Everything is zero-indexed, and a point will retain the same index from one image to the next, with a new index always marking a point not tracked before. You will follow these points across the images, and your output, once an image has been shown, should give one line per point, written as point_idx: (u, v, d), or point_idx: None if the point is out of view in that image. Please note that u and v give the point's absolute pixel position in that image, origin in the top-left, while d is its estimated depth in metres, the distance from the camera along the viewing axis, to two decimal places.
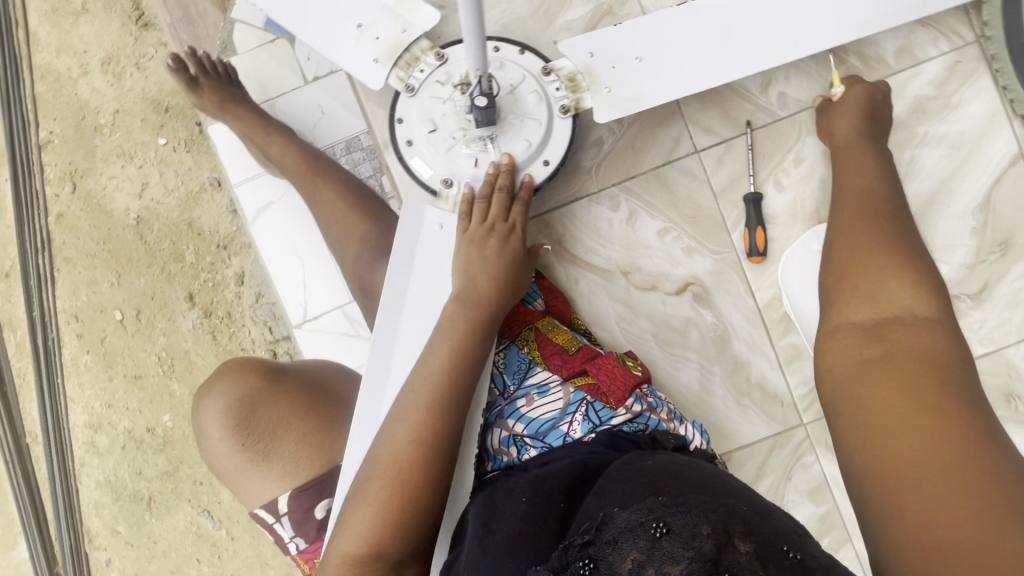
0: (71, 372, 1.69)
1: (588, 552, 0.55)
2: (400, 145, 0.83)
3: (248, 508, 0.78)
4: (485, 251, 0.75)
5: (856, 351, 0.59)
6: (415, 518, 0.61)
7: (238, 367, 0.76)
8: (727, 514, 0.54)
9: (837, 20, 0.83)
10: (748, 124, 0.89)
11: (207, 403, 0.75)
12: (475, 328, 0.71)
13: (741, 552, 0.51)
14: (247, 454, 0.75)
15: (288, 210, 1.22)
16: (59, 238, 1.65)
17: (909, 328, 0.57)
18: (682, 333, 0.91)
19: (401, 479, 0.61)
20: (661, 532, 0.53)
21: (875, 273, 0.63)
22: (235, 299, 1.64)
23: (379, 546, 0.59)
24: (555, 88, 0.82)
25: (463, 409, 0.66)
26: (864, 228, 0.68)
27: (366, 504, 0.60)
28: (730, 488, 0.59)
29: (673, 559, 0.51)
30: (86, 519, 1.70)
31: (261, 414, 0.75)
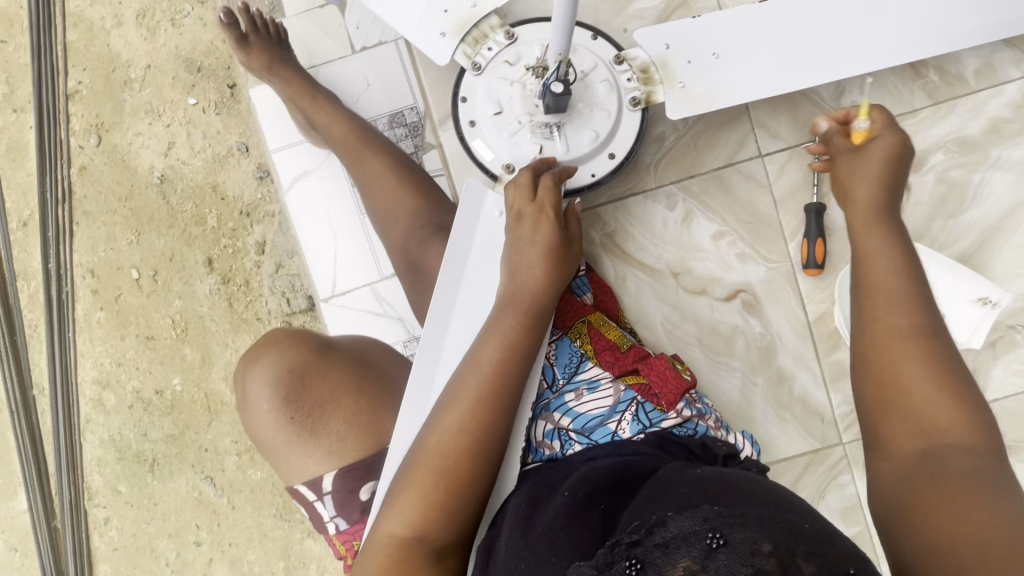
0: (82, 328, 1.61)
1: (635, 553, 0.51)
2: (462, 125, 0.81)
3: (287, 484, 0.82)
4: (541, 232, 0.70)
5: (883, 418, 0.57)
6: (462, 507, 0.58)
7: (290, 343, 0.81)
8: (788, 531, 0.50)
9: (927, 30, 0.80)
10: (816, 131, 0.88)
11: (258, 375, 0.79)
12: (533, 316, 0.66)
13: (807, 571, 0.46)
14: (292, 428, 0.79)
15: (325, 181, 1.19)
16: (80, 191, 1.59)
17: (937, 390, 0.56)
18: (728, 341, 0.90)
19: (450, 465, 0.58)
20: (717, 543, 0.49)
21: (885, 310, 0.61)
22: (253, 268, 1.57)
23: (424, 531, 0.56)
24: (626, 79, 0.80)
25: (517, 399, 0.63)
26: (879, 274, 0.63)
27: (412, 487, 0.58)
28: (790, 504, 0.56)
29: (730, 572, 0.47)
30: (87, 475, 1.64)
31: (312, 389, 0.79)
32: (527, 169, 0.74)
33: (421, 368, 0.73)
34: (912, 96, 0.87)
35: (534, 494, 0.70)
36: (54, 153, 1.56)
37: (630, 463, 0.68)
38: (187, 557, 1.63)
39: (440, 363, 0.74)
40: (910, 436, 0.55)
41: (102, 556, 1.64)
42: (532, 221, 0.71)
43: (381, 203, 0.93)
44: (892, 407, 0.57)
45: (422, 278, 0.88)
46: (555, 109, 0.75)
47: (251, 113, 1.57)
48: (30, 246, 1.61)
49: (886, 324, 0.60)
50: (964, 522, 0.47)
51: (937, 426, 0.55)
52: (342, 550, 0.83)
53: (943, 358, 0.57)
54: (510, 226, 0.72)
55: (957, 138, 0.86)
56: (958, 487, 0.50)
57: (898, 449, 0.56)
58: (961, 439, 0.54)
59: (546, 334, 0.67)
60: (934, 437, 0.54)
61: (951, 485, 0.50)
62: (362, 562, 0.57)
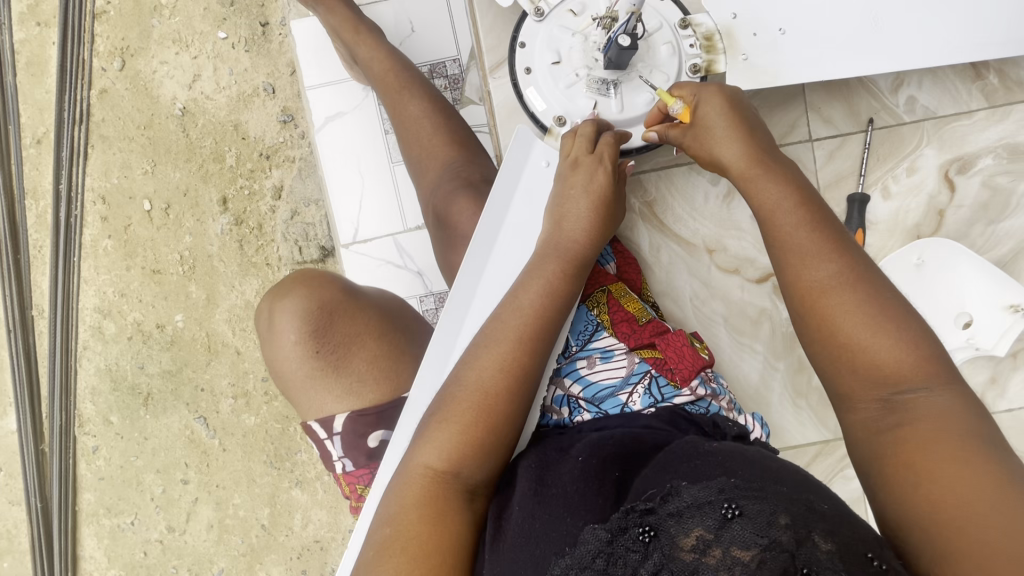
0: (88, 254, 1.55)
1: (648, 520, 0.49)
2: (518, 72, 0.81)
3: (301, 418, 0.82)
4: (593, 183, 0.71)
5: (840, 379, 0.56)
6: (496, 444, 0.61)
7: (323, 281, 0.80)
8: (806, 508, 0.46)
9: (998, 28, 0.79)
10: (869, 122, 0.88)
11: (288, 307, 0.78)
12: (574, 264, 0.69)
13: (823, 549, 0.43)
14: (316, 363, 0.78)
15: (358, 124, 1.17)
16: (98, 113, 1.52)
17: (874, 333, 0.55)
18: (754, 324, 0.90)
19: (487, 402, 0.61)
20: (732, 513, 0.46)
21: (805, 265, 0.59)
22: (269, 213, 1.53)
23: (461, 463, 0.59)
24: (689, 45, 0.79)
25: (552, 342, 0.66)
26: (792, 228, 0.60)
27: (450, 422, 0.61)
28: (809, 481, 0.50)
29: (743, 545, 0.44)
30: (80, 402, 1.57)
31: (339, 327, 0.78)
32: (591, 120, 0.75)
33: (457, 301, 0.78)
34: (969, 97, 0.86)
35: (541, 459, 0.64)
36: (76, 73, 1.51)
37: (640, 436, 0.64)
38: (173, 494, 1.57)
39: (474, 298, 0.78)
40: (865, 390, 0.55)
41: (86, 485, 1.58)
42: (588, 172, 0.72)
43: (419, 145, 0.91)
44: (840, 362, 0.56)
45: (450, 228, 0.85)
46: (616, 64, 0.75)
47: (281, 53, 1.52)
48: (44, 163, 1.52)
49: (810, 280, 0.58)
50: (951, 487, 0.46)
51: (890, 373, 0.54)
52: (346, 490, 0.86)
53: (872, 292, 0.56)
54: (565, 174, 0.73)
55: (1008, 144, 0.86)
56: (931, 438, 0.50)
57: (862, 409, 0.55)
58: (917, 377, 0.53)
59: (583, 282, 0.70)
60: (893, 384, 0.54)
61: (928, 438, 0.50)
62: (397, 489, 0.59)
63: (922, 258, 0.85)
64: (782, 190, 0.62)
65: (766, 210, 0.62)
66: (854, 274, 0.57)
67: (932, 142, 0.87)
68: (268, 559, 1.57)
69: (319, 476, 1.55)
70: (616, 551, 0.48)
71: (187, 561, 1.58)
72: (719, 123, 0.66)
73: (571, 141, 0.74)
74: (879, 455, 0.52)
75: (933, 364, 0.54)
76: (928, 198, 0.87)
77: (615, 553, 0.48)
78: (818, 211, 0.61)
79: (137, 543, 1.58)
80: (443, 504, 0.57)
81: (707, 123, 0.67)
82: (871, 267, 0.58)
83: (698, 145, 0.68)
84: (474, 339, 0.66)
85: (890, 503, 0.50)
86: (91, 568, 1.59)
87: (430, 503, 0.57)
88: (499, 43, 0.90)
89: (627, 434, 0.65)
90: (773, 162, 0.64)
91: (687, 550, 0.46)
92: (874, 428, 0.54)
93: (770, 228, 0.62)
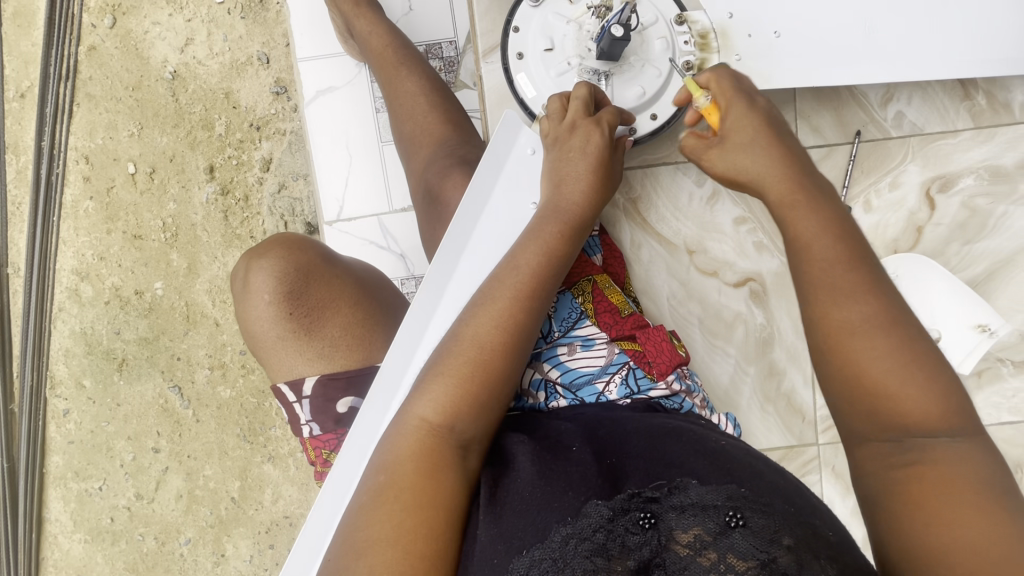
0: (68, 215, 1.52)
1: (650, 508, 0.51)
2: (510, 57, 0.80)
3: (271, 380, 0.82)
4: (589, 145, 0.70)
5: (852, 419, 0.56)
6: (489, 400, 0.61)
7: (301, 243, 0.81)
8: (812, 533, 0.50)
9: (990, 48, 0.79)
10: (857, 133, 0.88)
11: (263, 266, 0.78)
12: (570, 227, 0.69)
13: (825, 574, 0.47)
14: (289, 324, 0.78)
15: (349, 100, 1.16)
16: (86, 71, 1.49)
17: (905, 386, 0.53)
18: (728, 326, 0.91)
19: (482, 356, 0.62)
20: (735, 522, 0.49)
21: (832, 295, 0.56)
22: (255, 185, 1.51)
23: (456, 418, 0.59)
24: (684, 41, 0.79)
25: (547, 303, 0.67)
26: (829, 261, 0.57)
27: (447, 375, 0.61)
28: (813, 505, 0.54)
29: (741, 554, 0.48)
30: (53, 364, 1.55)
31: (316, 291, 0.78)
32: (586, 84, 0.73)
33: (440, 270, 0.78)
34: (956, 115, 0.87)
35: (535, 439, 0.64)
36: (64, 28, 1.47)
37: (623, 421, 0.66)
38: (143, 462, 1.56)
39: (457, 265, 0.78)
40: (881, 433, 0.54)
41: (55, 447, 1.56)
42: (584, 133, 0.71)
43: (408, 125, 0.90)
44: (861, 405, 0.55)
45: (435, 209, 0.85)
46: (608, 55, 0.75)
47: (277, 23, 1.49)
48: (27, 119, 1.49)
49: (840, 319, 0.56)
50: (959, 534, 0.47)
51: (912, 423, 0.53)
52: (311, 455, 0.84)
53: (906, 340, 0.54)
54: (561, 138, 0.72)
55: (990, 165, 0.86)
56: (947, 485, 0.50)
57: (875, 444, 0.55)
58: (939, 427, 0.52)
59: (579, 246, 0.71)
60: (911, 427, 0.53)
61: (939, 482, 0.50)
62: (393, 440, 0.59)
63: (896, 272, 0.86)
64: (821, 221, 0.58)
65: (800, 243, 0.59)
66: (889, 318, 0.55)
67: (917, 158, 0.88)
68: (236, 532, 1.56)
69: (292, 452, 1.55)
70: (616, 529, 0.51)
71: (154, 530, 1.57)
72: (751, 141, 0.63)
73: (563, 105, 0.74)
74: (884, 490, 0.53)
75: (957, 415, 0.53)
76: (908, 214, 0.88)
77: (615, 531, 0.51)
78: (857, 246, 0.58)
79: (104, 509, 1.57)
80: (439, 456, 0.57)
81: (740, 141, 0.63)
82: (904, 310, 0.56)
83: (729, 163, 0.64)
84: (472, 298, 0.66)
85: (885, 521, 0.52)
86: (56, 531, 1.57)
87: (427, 455, 0.57)
88: (494, 27, 0.90)
89: (615, 423, 0.66)
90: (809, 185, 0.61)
91: (683, 545, 0.49)
92: (883, 461, 0.54)
93: (803, 261, 0.59)
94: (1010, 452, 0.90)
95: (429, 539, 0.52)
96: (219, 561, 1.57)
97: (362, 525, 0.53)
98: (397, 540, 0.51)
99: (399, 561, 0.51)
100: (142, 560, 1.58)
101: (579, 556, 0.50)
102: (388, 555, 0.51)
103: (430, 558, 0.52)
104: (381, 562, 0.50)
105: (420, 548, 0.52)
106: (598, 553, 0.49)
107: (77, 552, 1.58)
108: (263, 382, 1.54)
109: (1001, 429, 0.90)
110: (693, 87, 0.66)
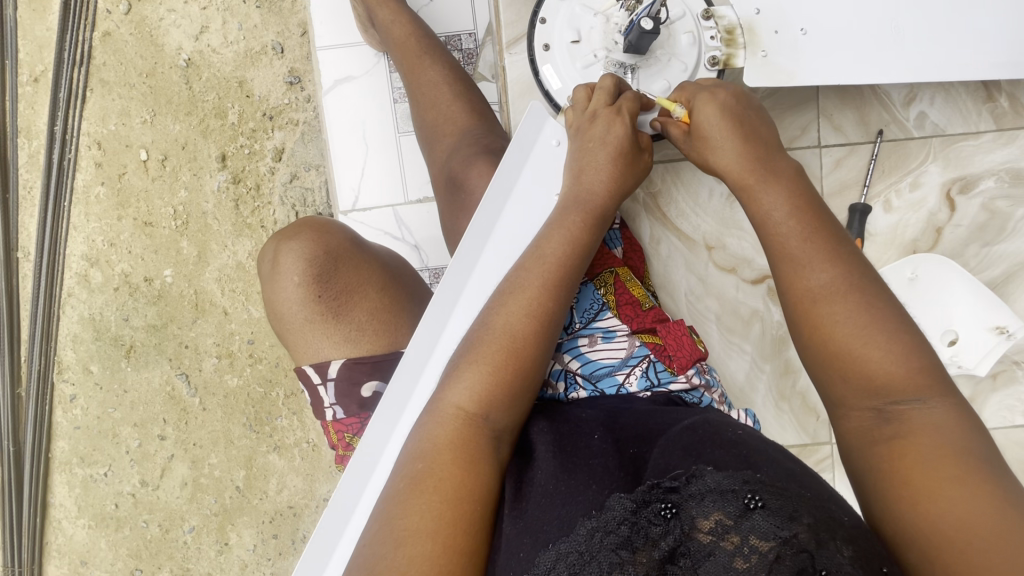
0: (79, 200, 1.52)
1: (670, 498, 0.51)
2: (536, 48, 0.81)
3: (295, 363, 0.82)
4: (609, 135, 0.70)
5: (835, 388, 0.57)
6: (522, 389, 0.62)
7: (329, 227, 0.81)
8: (830, 516, 0.49)
9: (1015, 50, 0.79)
10: (879, 133, 0.88)
11: (292, 249, 0.78)
12: (595, 217, 0.69)
13: (843, 555, 0.45)
14: (315, 307, 0.78)
15: (368, 89, 1.16)
16: (99, 56, 1.48)
17: (867, 344, 0.55)
18: (745, 323, 0.91)
19: (513, 346, 0.62)
20: (754, 504, 0.48)
21: (798, 264, 0.59)
22: (267, 174, 1.51)
23: (490, 407, 0.60)
24: (710, 36, 0.79)
25: (573, 293, 0.67)
26: (790, 234, 0.61)
27: (479, 363, 0.61)
28: (830, 493, 0.52)
29: (763, 536, 0.46)
30: (60, 349, 1.55)
31: (343, 275, 0.78)
32: (611, 75, 0.73)
33: (462, 260, 0.78)
34: (978, 117, 0.87)
35: (555, 426, 0.66)
36: (79, 13, 1.47)
37: (648, 414, 0.66)
38: (148, 449, 1.56)
39: (481, 255, 0.79)
40: (864, 400, 0.55)
41: (61, 432, 1.56)
42: (605, 124, 0.71)
43: (431, 114, 0.90)
44: (838, 369, 0.57)
45: (459, 198, 0.85)
46: (635, 48, 0.75)
47: (293, 13, 1.49)
48: (39, 103, 1.48)
49: (805, 288, 0.59)
50: (953, 505, 0.47)
51: (882, 383, 0.54)
52: (333, 438, 0.84)
53: (867, 303, 0.57)
54: (582, 128, 0.72)
55: (1011, 168, 0.86)
56: (926, 449, 0.51)
57: (856, 416, 0.56)
58: (909, 388, 0.54)
59: (602, 235, 0.71)
60: (888, 395, 0.54)
61: (923, 448, 0.51)
62: (427, 429, 0.59)
63: (916, 272, 0.86)
64: (778, 198, 0.62)
65: (764, 219, 0.63)
66: (848, 283, 0.58)
67: (938, 158, 0.88)
68: (240, 521, 1.57)
69: (298, 442, 1.55)
70: (640, 521, 0.50)
71: (158, 517, 1.57)
72: (715, 132, 0.66)
73: (588, 95, 0.74)
74: (873, 466, 0.53)
75: (928, 375, 0.54)
76: (928, 214, 0.88)
77: (638, 523, 0.49)
78: (818, 217, 0.61)
79: (108, 494, 1.57)
80: (474, 445, 0.58)
81: (705, 131, 0.67)
82: (868, 275, 0.58)
83: (700, 156, 0.68)
84: (498, 287, 0.67)
85: (879, 497, 0.51)
86: (60, 516, 1.58)
87: (463, 444, 0.57)
88: (519, 18, 0.90)
89: (642, 416, 0.66)
90: (772, 167, 0.64)
91: (705, 532, 0.48)
92: (867, 436, 0.55)
93: (766, 235, 0.62)
94: (1022, 455, 0.90)
95: (468, 529, 0.52)
96: (222, 550, 1.57)
97: (398, 514, 0.53)
98: (437, 532, 0.51)
99: (438, 553, 0.50)
100: (145, 546, 1.58)
101: (605, 549, 0.48)
102: (428, 547, 0.50)
103: (468, 547, 0.52)
104: (421, 553, 0.50)
105: (458, 540, 0.51)
106: (624, 545, 0.48)
107: (80, 537, 1.58)
108: (271, 372, 1.54)
109: (1013, 431, 0.90)
110: (665, 105, 0.70)
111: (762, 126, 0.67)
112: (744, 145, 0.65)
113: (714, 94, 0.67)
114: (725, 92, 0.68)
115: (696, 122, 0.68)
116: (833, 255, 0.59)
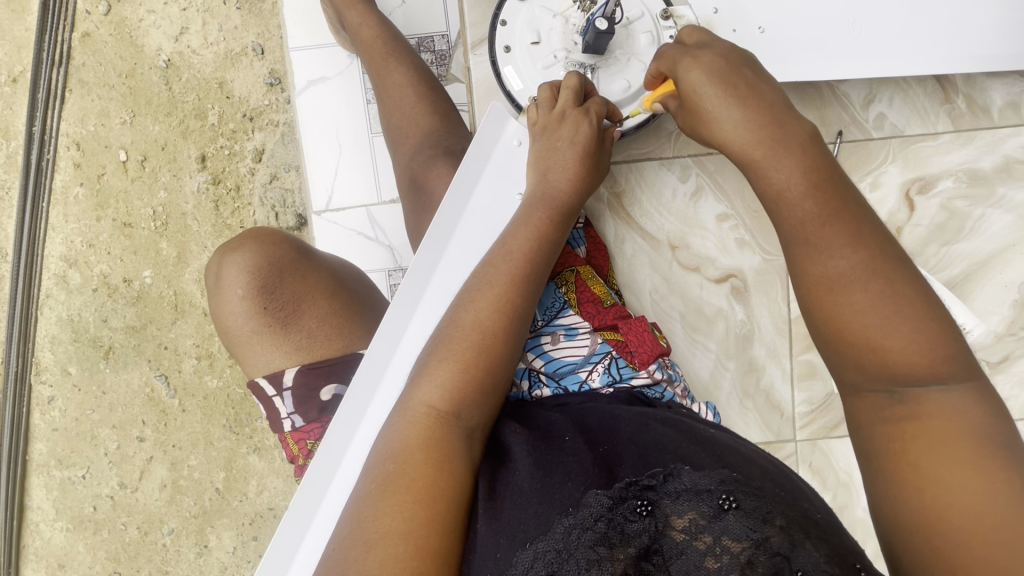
0: (58, 201, 1.51)
1: (647, 495, 0.53)
2: (497, 49, 0.82)
3: (247, 376, 0.82)
4: (562, 139, 0.72)
5: (846, 372, 0.57)
6: (491, 385, 0.63)
7: (274, 237, 0.81)
8: (803, 514, 0.52)
9: (968, 51, 0.81)
10: (839, 133, 0.88)
11: (236, 261, 0.78)
12: (559, 214, 0.70)
13: (818, 553, 0.49)
14: (264, 320, 0.78)
15: (342, 90, 1.16)
16: (79, 57, 1.48)
17: (890, 333, 0.54)
18: (709, 321, 0.91)
19: (482, 342, 0.63)
20: (729, 505, 0.51)
21: (815, 243, 0.57)
22: (247, 175, 1.51)
23: (460, 404, 0.60)
24: (669, 36, 0.80)
25: (540, 289, 0.68)
26: (807, 216, 0.57)
27: (449, 360, 0.62)
28: (804, 492, 0.56)
29: (735, 536, 0.49)
30: (38, 350, 1.54)
31: (289, 284, 0.79)
32: (576, 73, 0.74)
33: (426, 258, 0.78)
34: (936, 118, 0.88)
35: (529, 430, 0.65)
36: (59, 15, 1.47)
37: (611, 410, 0.67)
38: (127, 451, 1.55)
39: (444, 253, 0.79)
40: (874, 385, 0.55)
41: (39, 434, 1.55)
42: (571, 125, 0.72)
43: (396, 115, 0.91)
44: (849, 356, 0.56)
45: (422, 197, 0.85)
46: (593, 48, 0.76)
47: (272, 14, 1.50)
48: (18, 104, 1.49)
49: (819, 273, 0.57)
50: (958, 496, 0.48)
51: (901, 371, 0.54)
52: (293, 449, 0.84)
53: (887, 288, 0.55)
54: (549, 129, 0.73)
55: (969, 169, 0.88)
56: (941, 434, 0.51)
57: (868, 398, 0.56)
58: (930, 374, 0.53)
59: (566, 234, 0.72)
60: (903, 381, 0.54)
61: (937, 436, 0.51)
62: (399, 426, 0.59)
63: None
64: (788, 171, 0.58)
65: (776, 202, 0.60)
66: (870, 269, 0.55)
67: (898, 159, 0.89)
68: (219, 523, 1.56)
69: (278, 443, 1.55)
70: (615, 518, 0.52)
71: (137, 519, 1.56)
72: (710, 99, 0.61)
73: (552, 95, 0.74)
74: (880, 446, 0.54)
75: (949, 361, 0.53)
76: (888, 214, 0.88)
77: (615, 519, 0.52)
78: (830, 189, 0.57)
79: (86, 497, 1.56)
80: (444, 442, 0.58)
81: (698, 101, 0.62)
82: (888, 253, 0.56)
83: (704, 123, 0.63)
84: (466, 283, 0.67)
85: (887, 499, 0.51)
86: (38, 519, 1.57)
87: (434, 443, 0.57)
88: (484, 20, 0.90)
89: (604, 411, 0.67)
90: (783, 128, 0.59)
91: (679, 530, 0.51)
92: (877, 413, 0.55)
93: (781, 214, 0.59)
94: None
95: (442, 529, 0.53)
96: (201, 552, 1.56)
97: (370, 516, 0.53)
98: (409, 533, 0.52)
99: (410, 555, 0.51)
100: (123, 549, 1.57)
101: (583, 546, 0.51)
102: (400, 548, 0.51)
103: (441, 546, 0.52)
104: (393, 555, 0.50)
105: (429, 539, 0.52)
106: (601, 541, 0.51)
107: (58, 540, 1.57)
108: None
109: None
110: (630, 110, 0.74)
111: (764, 88, 0.61)
112: (754, 112, 0.60)
113: (699, 57, 0.62)
114: (710, 52, 0.63)
115: (686, 92, 0.63)
116: (855, 234, 0.56)
